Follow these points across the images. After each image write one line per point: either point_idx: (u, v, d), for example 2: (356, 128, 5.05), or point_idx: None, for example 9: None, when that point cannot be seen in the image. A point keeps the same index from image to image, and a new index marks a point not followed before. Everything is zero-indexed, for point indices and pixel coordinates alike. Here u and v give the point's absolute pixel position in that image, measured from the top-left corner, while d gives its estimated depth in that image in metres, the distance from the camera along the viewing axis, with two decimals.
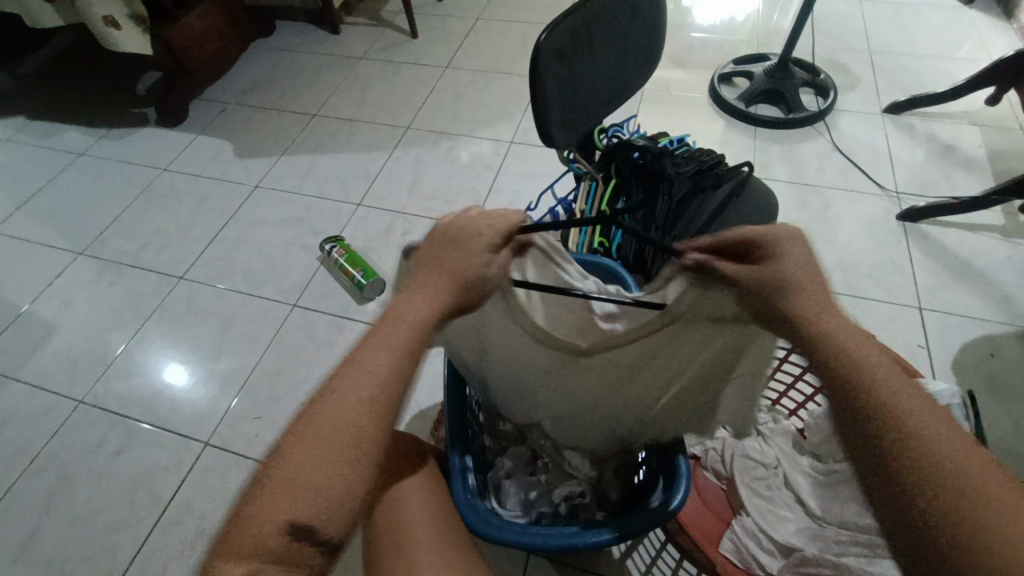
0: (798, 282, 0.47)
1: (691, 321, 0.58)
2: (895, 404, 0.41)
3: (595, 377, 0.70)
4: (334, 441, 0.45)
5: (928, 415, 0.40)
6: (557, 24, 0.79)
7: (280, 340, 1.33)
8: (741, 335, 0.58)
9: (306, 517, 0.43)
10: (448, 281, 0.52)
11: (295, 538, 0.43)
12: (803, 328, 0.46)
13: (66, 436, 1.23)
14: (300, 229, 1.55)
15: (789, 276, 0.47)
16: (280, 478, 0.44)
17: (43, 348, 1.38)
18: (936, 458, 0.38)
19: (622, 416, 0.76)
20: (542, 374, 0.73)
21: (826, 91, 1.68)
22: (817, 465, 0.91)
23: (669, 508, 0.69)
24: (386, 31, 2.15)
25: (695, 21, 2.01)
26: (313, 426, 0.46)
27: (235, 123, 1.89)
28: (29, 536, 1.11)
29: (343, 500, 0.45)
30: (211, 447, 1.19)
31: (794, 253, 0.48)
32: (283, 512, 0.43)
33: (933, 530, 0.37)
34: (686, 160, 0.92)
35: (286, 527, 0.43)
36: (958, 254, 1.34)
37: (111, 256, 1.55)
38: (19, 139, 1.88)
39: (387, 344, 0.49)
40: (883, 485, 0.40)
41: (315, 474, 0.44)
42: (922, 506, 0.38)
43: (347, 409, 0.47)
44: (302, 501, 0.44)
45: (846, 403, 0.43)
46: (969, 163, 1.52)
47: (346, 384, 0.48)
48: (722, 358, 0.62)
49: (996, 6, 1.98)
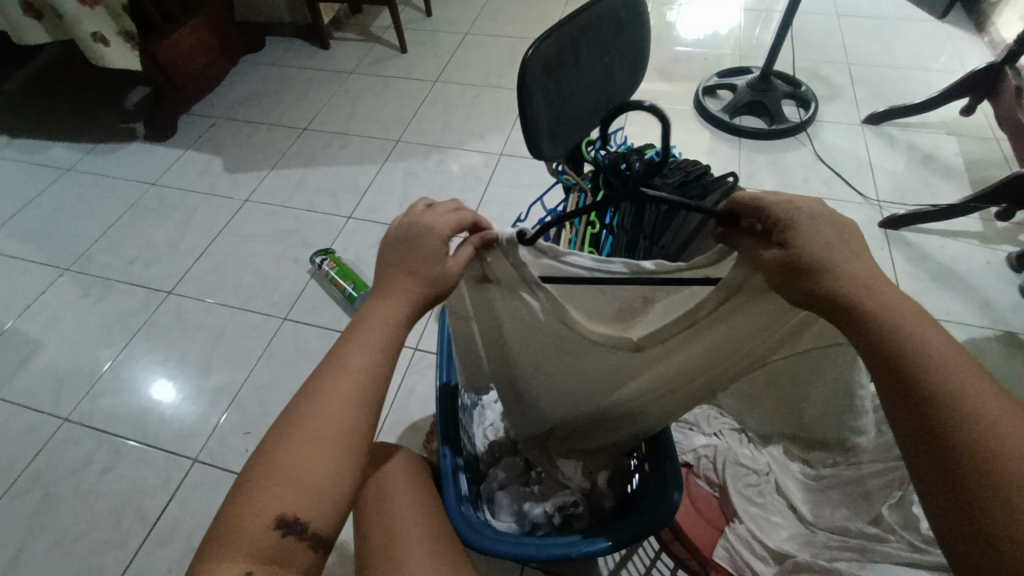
0: (830, 260, 0.45)
1: (738, 305, 0.57)
2: (945, 386, 0.40)
3: (632, 367, 0.69)
4: (320, 433, 0.46)
5: (979, 395, 0.40)
6: (545, 37, 0.81)
7: (271, 353, 1.32)
8: (780, 316, 0.59)
9: (293, 510, 0.44)
10: (413, 279, 0.52)
11: (283, 531, 0.44)
12: (841, 304, 0.45)
13: (51, 456, 1.21)
14: (291, 242, 1.55)
15: (819, 253, 0.45)
16: (265, 472, 0.45)
17: (28, 365, 1.36)
18: (987, 438, 0.38)
19: (653, 413, 0.74)
20: (575, 369, 0.71)
21: (808, 102, 1.72)
22: (808, 470, 0.90)
23: (667, 509, 0.70)
24: (376, 45, 2.18)
25: (679, 36, 2.05)
26: (296, 423, 0.46)
27: (226, 137, 1.89)
28: (12, 558, 1.08)
29: (324, 494, 0.45)
30: (200, 463, 1.17)
31: (818, 232, 0.46)
32: (267, 506, 0.44)
33: (985, 508, 0.37)
34: (672, 172, 0.94)
35: (274, 521, 0.43)
36: (940, 260, 1.37)
37: (99, 272, 1.53)
38: (5, 155, 1.87)
39: (364, 342, 0.50)
40: (931, 462, 0.40)
41: (301, 469, 0.45)
42: (973, 484, 0.37)
43: (330, 401, 0.47)
44: (289, 496, 0.44)
45: (895, 384, 0.42)
46: (948, 171, 1.56)
47: (323, 380, 0.49)
48: (770, 339, 0.63)
49: (968, 20, 2.05)
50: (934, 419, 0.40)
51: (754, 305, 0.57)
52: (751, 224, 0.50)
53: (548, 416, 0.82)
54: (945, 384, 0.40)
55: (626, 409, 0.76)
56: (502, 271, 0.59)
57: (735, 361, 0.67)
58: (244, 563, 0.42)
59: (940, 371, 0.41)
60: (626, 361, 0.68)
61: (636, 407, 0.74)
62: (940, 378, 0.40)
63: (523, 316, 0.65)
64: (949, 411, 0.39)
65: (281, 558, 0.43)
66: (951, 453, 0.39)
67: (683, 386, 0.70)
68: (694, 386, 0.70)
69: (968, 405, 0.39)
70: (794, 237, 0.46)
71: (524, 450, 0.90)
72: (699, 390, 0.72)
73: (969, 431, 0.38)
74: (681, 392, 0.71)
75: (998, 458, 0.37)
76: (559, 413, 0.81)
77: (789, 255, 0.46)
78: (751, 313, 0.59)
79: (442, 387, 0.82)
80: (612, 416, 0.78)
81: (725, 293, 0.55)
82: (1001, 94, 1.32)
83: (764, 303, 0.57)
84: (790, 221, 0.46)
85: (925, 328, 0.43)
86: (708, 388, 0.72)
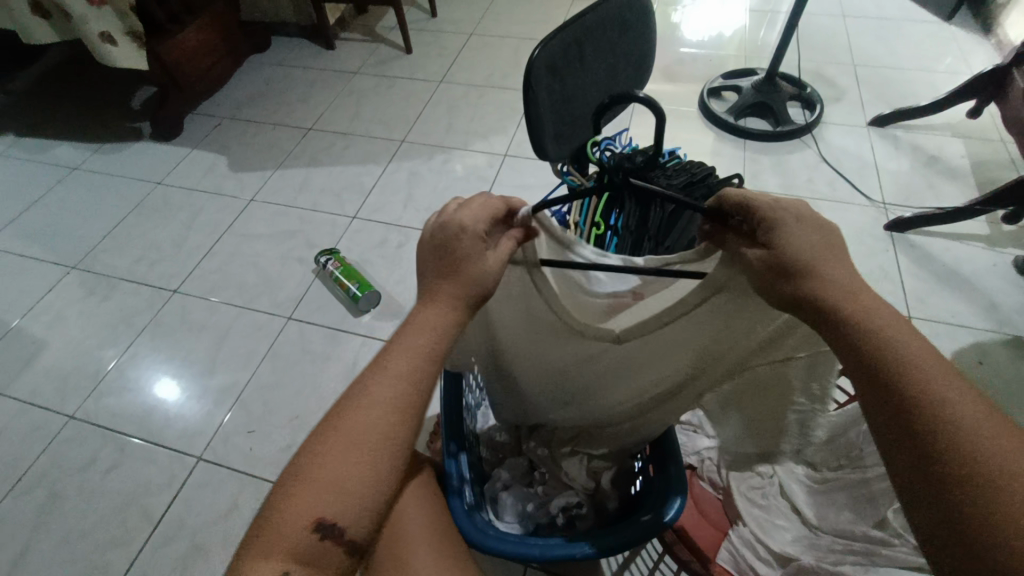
0: (812, 263, 0.46)
1: (723, 303, 0.57)
2: (929, 393, 0.40)
3: (621, 363, 0.69)
4: (359, 440, 0.46)
5: (964, 403, 0.39)
6: (550, 38, 0.82)
7: (275, 352, 1.33)
8: (766, 317, 0.58)
9: (331, 516, 0.44)
10: (458, 283, 0.52)
11: (322, 535, 0.44)
12: (822, 308, 0.45)
13: (56, 454, 1.21)
14: (295, 242, 1.55)
15: (802, 257, 0.46)
16: (307, 478, 0.45)
17: (34, 364, 1.36)
18: (971, 446, 0.38)
19: (644, 413, 0.74)
20: (567, 362, 0.72)
21: (813, 104, 1.71)
22: (813, 474, 0.87)
23: (665, 518, 0.69)
24: (381, 46, 2.19)
25: (683, 37, 2.05)
26: (334, 429, 0.47)
27: (231, 137, 1.90)
28: (17, 555, 1.09)
29: (361, 501, 0.45)
30: (204, 461, 1.18)
31: (800, 234, 0.46)
32: (307, 511, 0.44)
33: (969, 517, 0.36)
34: (677, 173, 0.94)
35: (312, 524, 0.44)
36: (946, 262, 1.36)
37: (105, 271, 1.54)
38: (12, 154, 1.89)
39: (409, 348, 0.50)
40: (914, 468, 0.39)
41: (338, 476, 0.45)
42: (957, 492, 0.37)
43: (371, 406, 0.47)
44: (328, 500, 0.44)
45: (876, 388, 0.42)
46: (954, 173, 1.55)
47: (367, 382, 0.49)
48: (760, 346, 0.62)
49: (974, 21, 2.04)
50: (917, 426, 0.40)
51: (739, 304, 0.58)
52: (737, 225, 0.51)
53: (548, 413, 0.83)
54: (922, 390, 0.40)
55: (619, 408, 0.76)
56: (520, 258, 0.59)
57: (726, 367, 0.66)
58: (284, 565, 0.43)
59: (921, 377, 0.41)
60: (617, 357, 0.68)
61: (628, 405, 0.75)
62: (922, 384, 0.40)
63: (517, 306, 0.66)
64: (930, 417, 0.39)
65: (315, 560, 0.43)
66: (935, 459, 0.38)
67: (676, 386, 0.70)
68: (684, 388, 0.70)
69: (952, 413, 0.39)
70: (779, 238, 0.46)
71: (527, 450, 0.89)
72: (689, 395, 0.71)
73: (952, 437, 0.38)
74: (671, 393, 0.71)
75: (981, 465, 0.37)
76: (560, 412, 0.82)
77: (771, 256, 0.47)
78: (741, 314, 0.59)
79: (447, 386, 0.82)
80: (614, 415, 0.78)
81: (708, 291, 0.56)
82: (1008, 96, 1.31)
83: (753, 302, 0.57)
84: (773, 224, 0.47)
85: (907, 336, 0.43)
86: (699, 393, 0.71)
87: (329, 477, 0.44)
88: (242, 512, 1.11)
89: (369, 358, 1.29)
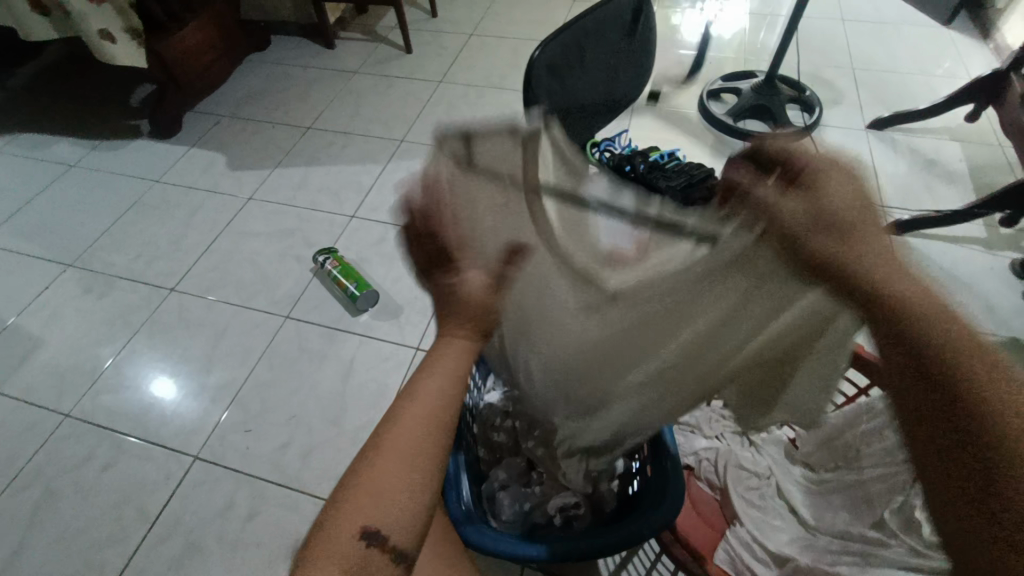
0: (859, 222, 0.41)
1: (735, 273, 0.47)
2: (992, 390, 0.34)
3: (599, 353, 0.59)
4: (415, 439, 0.47)
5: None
6: (549, 38, 0.81)
7: (272, 351, 1.33)
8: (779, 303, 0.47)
9: (379, 520, 0.44)
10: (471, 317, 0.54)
11: (369, 542, 0.43)
12: (865, 276, 0.40)
13: (52, 451, 1.21)
14: (292, 241, 1.55)
15: (848, 213, 0.41)
16: (354, 487, 0.45)
17: (30, 361, 1.36)
18: None
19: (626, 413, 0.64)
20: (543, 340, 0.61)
21: (812, 107, 1.71)
22: (809, 475, 0.91)
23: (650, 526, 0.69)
24: (381, 45, 2.19)
25: (682, 39, 2.06)
26: (379, 439, 0.48)
27: (230, 135, 1.90)
28: (11, 553, 1.08)
29: (413, 503, 0.45)
30: (201, 460, 1.17)
31: (845, 186, 0.42)
32: (356, 516, 0.43)
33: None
34: (677, 174, 0.95)
35: (359, 531, 0.43)
36: (943, 265, 1.36)
37: (102, 268, 1.54)
38: (10, 151, 1.88)
39: (442, 369, 0.52)
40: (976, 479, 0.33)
41: (396, 478, 0.45)
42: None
43: (421, 412, 0.49)
44: (375, 506, 0.44)
45: (929, 379, 0.36)
46: (951, 176, 1.56)
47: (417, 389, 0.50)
48: (781, 341, 0.51)
49: (973, 25, 2.05)
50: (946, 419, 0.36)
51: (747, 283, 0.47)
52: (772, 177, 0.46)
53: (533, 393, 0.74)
54: (990, 391, 0.34)
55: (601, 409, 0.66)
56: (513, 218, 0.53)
57: (724, 369, 0.56)
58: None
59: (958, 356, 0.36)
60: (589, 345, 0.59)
61: (615, 408, 0.64)
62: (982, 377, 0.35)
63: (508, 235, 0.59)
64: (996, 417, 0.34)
65: (365, 568, 0.42)
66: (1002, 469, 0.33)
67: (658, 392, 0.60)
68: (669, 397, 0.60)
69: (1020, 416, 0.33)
70: (823, 190, 0.42)
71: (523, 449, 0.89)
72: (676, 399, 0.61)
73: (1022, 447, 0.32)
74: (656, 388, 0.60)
75: None
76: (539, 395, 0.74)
77: (817, 205, 0.42)
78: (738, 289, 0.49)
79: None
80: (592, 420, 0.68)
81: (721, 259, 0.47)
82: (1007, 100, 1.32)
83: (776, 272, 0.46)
84: (816, 177, 0.44)
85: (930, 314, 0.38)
86: (688, 402, 0.61)
87: (376, 484, 0.45)
88: (236, 512, 1.10)
89: (366, 358, 1.29)
